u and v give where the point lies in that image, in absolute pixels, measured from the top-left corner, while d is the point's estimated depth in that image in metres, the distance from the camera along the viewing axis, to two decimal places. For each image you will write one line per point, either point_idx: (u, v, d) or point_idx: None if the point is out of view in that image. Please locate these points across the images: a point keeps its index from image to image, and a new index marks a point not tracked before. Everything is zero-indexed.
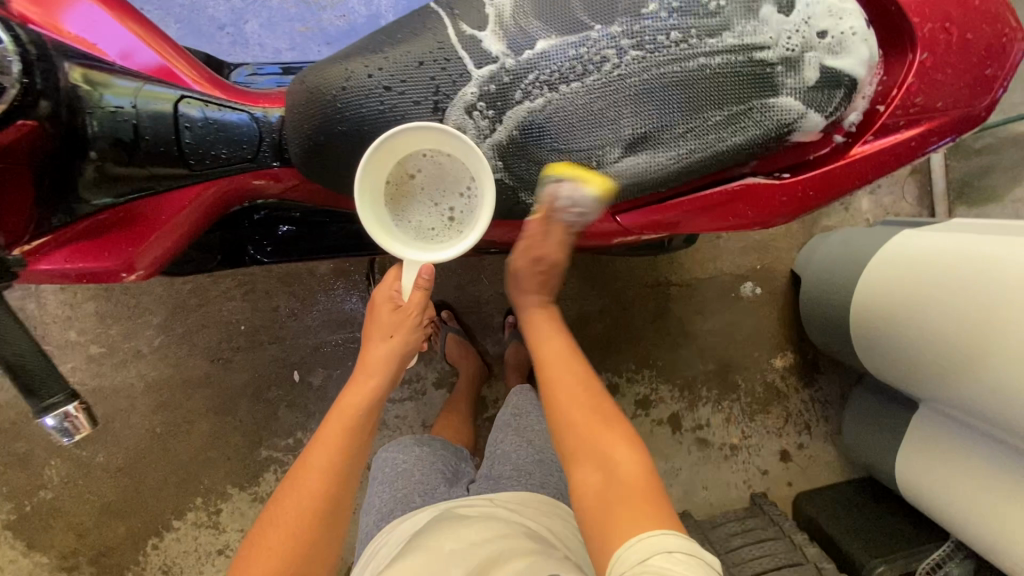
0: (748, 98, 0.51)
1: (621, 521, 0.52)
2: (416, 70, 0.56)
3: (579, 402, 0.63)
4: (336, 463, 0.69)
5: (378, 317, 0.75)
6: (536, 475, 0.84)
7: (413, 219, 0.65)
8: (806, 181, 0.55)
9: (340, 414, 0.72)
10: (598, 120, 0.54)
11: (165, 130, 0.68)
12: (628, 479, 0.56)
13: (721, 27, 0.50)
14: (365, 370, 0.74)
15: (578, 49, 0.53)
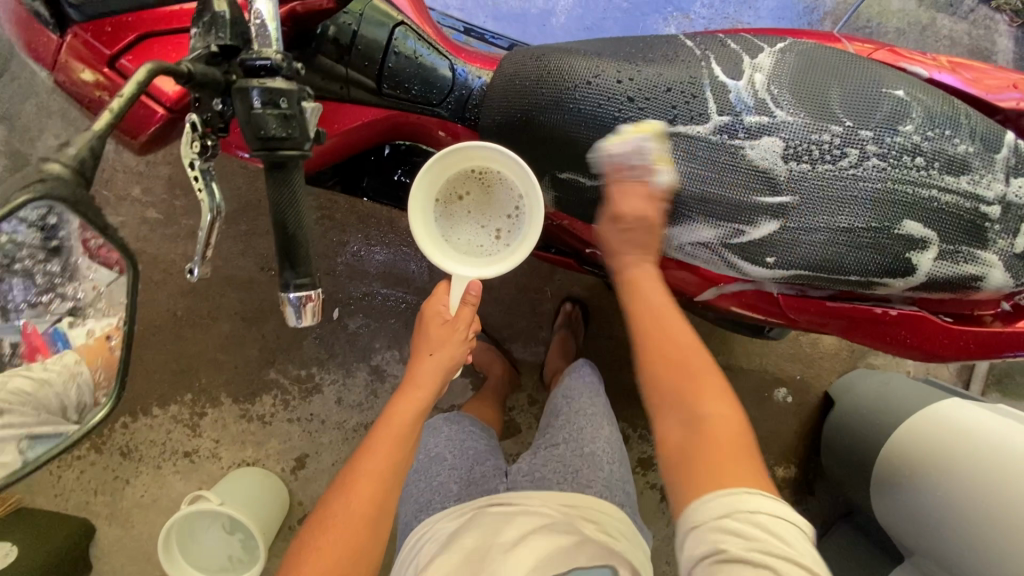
0: (960, 242, 0.53)
1: (702, 470, 0.55)
2: (663, 93, 0.58)
3: (674, 347, 0.63)
4: (389, 471, 0.72)
5: (428, 332, 0.80)
6: (584, 472, 0.92)
7: (465, 238, 0.70)
8: (970, 333, 0.58)
9: (388, 427, 0.75)
10: (814, 205, 0.55)
11: (375, 48, 0.69)
12: (715, 432, 0.57)
13: (963, 170, 0.53)
14: (415, 384, 0.78)
15: (822, 137, 0.55)
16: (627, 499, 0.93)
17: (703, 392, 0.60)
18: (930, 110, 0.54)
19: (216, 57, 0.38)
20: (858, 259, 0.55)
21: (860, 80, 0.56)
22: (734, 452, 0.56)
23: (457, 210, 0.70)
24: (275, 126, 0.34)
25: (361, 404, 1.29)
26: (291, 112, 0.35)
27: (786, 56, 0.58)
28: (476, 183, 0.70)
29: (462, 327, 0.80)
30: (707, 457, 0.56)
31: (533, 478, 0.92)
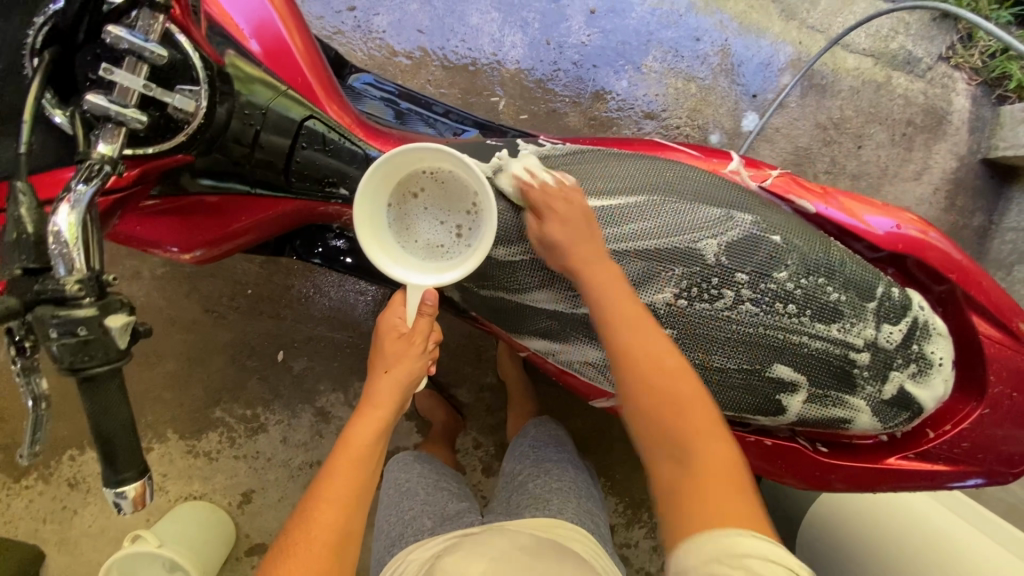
0: (829, 387, 0.55)
1: (703, 507, 0.46)
2: (539, 222, 0.59)
3: (650, 359, 0.53)
4: (349, 496, 0.68)
5: (384, 347, 0.73)
6: (554, 502, 0.87)
7: (422, 238, 0.68)
8: (847, 466, 0.64)
9: (345, 459, 0.70)
10: (691, 343, 0.55)
11: (282, 142, 0.68)
12: (707, 463, 0.49)
13: (833, 318, 0.54)
14: (373, 403, 0.72)
15: (700, 276, 0.55)
16: (596, 528, 0.87)
17: (690, 434, 0.51)
18: (806, 255, 0.54)
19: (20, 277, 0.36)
20: (732, 397, 0.56)
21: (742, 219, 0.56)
22: (720, 492, 0.47)
23: (412, 211, 0.67)
24: (72, 357, 0.34)
25: (306, 443, 1.31)
26: (90, 335, 0.34)
27: (670, 185, 0.59)
28: (428, 182, 0.67)
29: (421, 340, 0.73)
30: (685, 498, 0.48)
31: (507, 512, 0.89)
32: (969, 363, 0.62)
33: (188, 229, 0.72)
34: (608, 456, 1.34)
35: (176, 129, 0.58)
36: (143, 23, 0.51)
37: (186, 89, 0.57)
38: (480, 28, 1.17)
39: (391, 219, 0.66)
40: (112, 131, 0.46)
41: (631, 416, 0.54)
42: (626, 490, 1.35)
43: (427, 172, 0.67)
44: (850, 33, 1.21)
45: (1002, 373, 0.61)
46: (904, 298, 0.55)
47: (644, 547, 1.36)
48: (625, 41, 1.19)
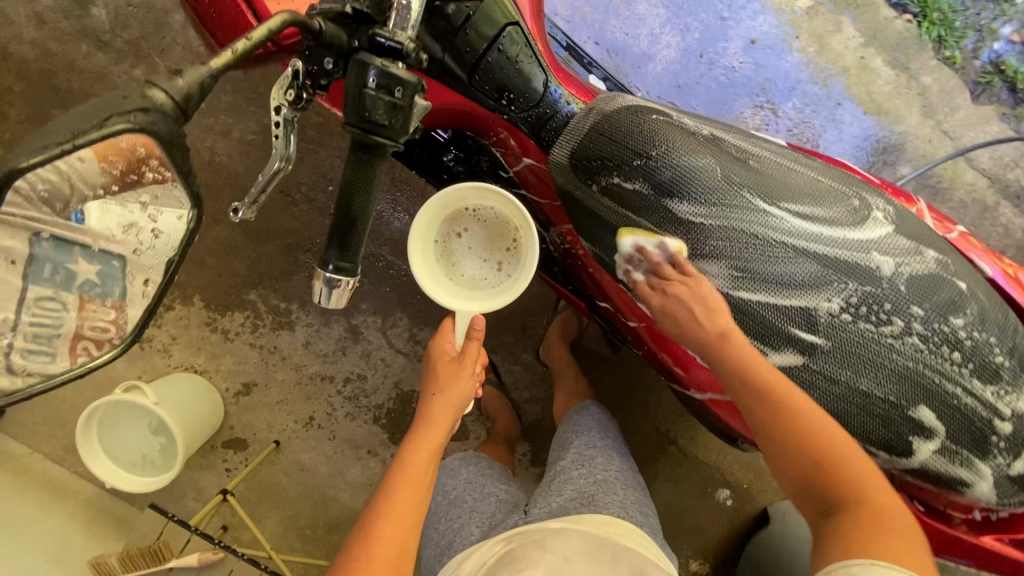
0: (962, 445, 0.55)
1: (867, 542, 0.51)
2: (724, 187, 0.59)
3: (777, 382, 0.56)
4: (417, 505, 0.79)
5: (438, 370, 0.88)
6: (600, 497, 0.92)
7: (467, 270, 0.80)
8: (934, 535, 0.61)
9: (405, 475, 0.80)
10: (846, 359, 0.55)
11: (480, 39, 0.68)
12: (859, 491, 0.54)
13: (991, 379, 0.54)
14: (429, 422, 0.85)
15: (874, 296, 0.55)
16: (645, 520, 0.92)
17: (816, 448, 0.55)
18: (985, 312, 0.55)
19: (347, 17, 0.43)
20: (864, 422, 0.56)
21: (933, 259, 0.56)
22: (878, 522, 0.52)
23: (457, 245, 0.80)
24: (380, 112, 0.38)
25: (327, 355, 1.28)
26: (401, 102, 0.38)
27: (865, 202, 0.59)
28: (472, 220, 0.80)
29: (470, 363, 0.89)
30: (853, 532, 0.52)
31: (551, 508, 0.92)
32: None
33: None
34: None
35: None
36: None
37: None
38: (644, 19, 1.17)
39: (440, 254, 0.79)
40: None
41: (753, 429, 0.58)
42: None
43: (471, 210, 0.79)
44: (978, 149, 1.24)
45: None
46: None
47: None
48: (772, 80, 1.20)
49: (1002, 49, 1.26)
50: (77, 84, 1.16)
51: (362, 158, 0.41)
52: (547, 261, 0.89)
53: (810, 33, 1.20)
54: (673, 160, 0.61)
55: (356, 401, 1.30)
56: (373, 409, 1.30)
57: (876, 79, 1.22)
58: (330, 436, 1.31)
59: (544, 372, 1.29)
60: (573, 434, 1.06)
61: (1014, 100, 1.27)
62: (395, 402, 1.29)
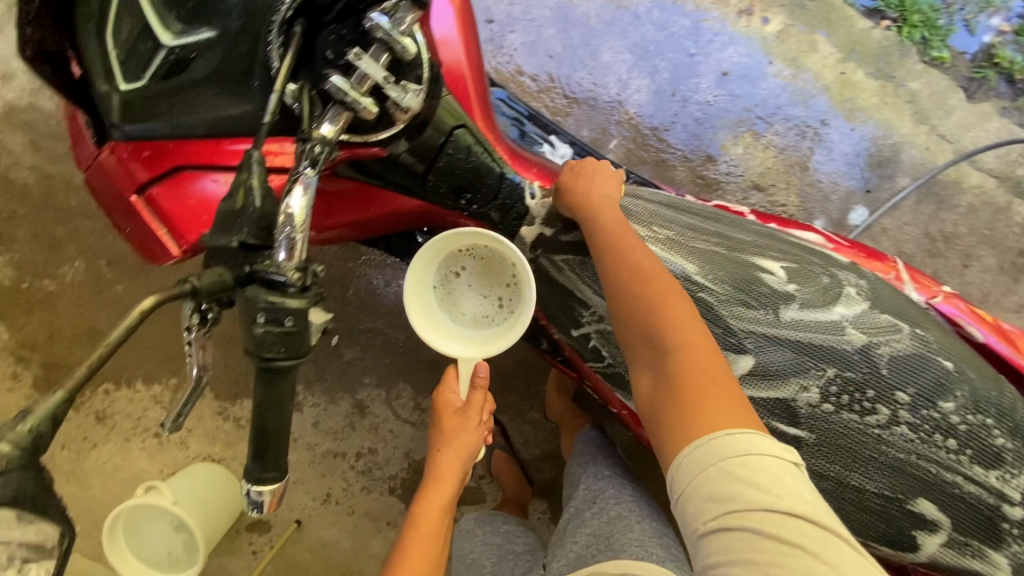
0: (974, 537, 0.60)
1: (713, 414, 0.55)
2: (702, 292, 0.63)
3: (666, 287, 0.62)
4: (429, 563, 0.89)
5: (445, 422, 0.93)
6: (613, 539, 0.90)
7: (467, 310, 0.75)
8: None
9: (419, 534, 0.90)
10: (847, 457, 0.61)
11: (431, 146, 0.67)
12: (690, 366, 0.58)
13: (992, 464, 0.59)
14: (440, 478, 0.93)
15: (862, 391, 0.60)
16: (668, 556, 0.88)
17: (670, 327, 0.60)
18: (977, 396, 0.60)
19: (234, 251, 0.39)
20: (870, 511, 0.62)
21: (915, 337, 0.61)
22: (712, 390, 0.56)
23: (455, 287, 0.76)
24: (272, 346, 0.39)
25: (336, 432, 1.28)
26: (294, 328, 0.39)
27: (836, 279, 0.64)
28: (471, 260, 0.75)
29: (475, 414, 0.92)
30: (685, 395, 0.57)
31: (571, 560, 0.90)
32: None
33: (326, 211, 0.70)
34: None
35: (389, 123, 0.57)
36: (398, 15, 0.52)
37: (411, 87, 0.55)
38: (610, 66, 1.16)
39: (437, 300, 0.74)
40: (338, 114, 0.49)
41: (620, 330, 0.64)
42: None
43: (467, 251, 0.74)
44: (981, 150, 1.17)
45: None
46: None
47: None
48: (751, 109, 1.17)
49: (992, 41, 1.20)
50: (76, 202, 1.22)
51: (271, 379, 0.41)
52: (535, 334, 0.89)
53: (784, 55, 1.17)
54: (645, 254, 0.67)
55: (371, 474, 1.30)
56: (388, 480, 1.30)
57: (860, 91, 1.18)
58: (349, 511, 1.31)
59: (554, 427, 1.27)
60: (582, 468, 1.07)
61: (1013, 91, 1.20)
62: (408, 472, 1.30)
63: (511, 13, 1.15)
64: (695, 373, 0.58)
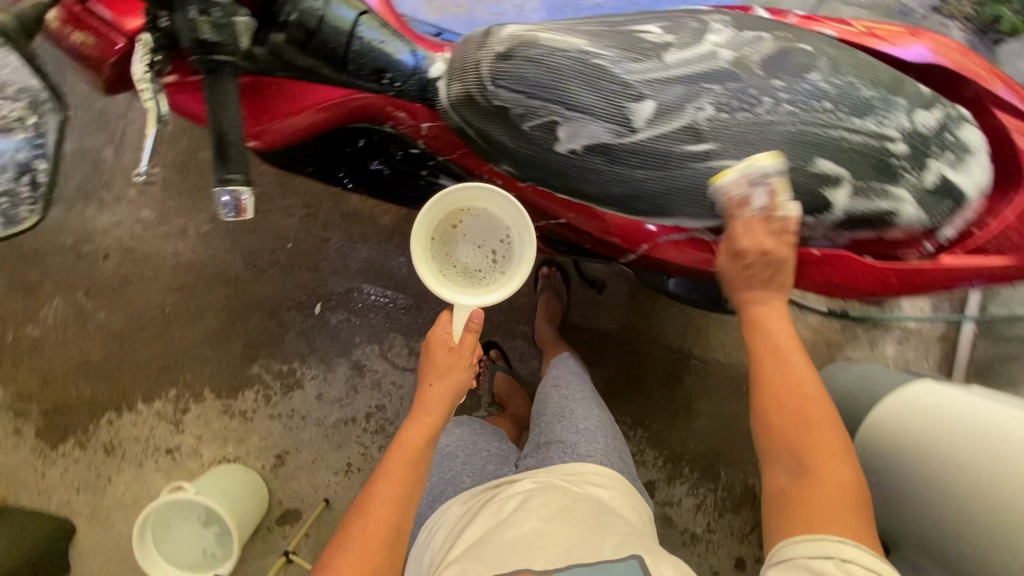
0: (871, 180, 0.59)
1: (827, 518, 0.58)
2: (567, 54, 0.63)
3: (819, 408, 0.64)
4: (402, 496, 0.76)
5: (435, 358, 0.82)
6: (582, 445, 0.95)
7: (461, 261, 0.84)
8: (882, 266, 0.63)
9: (395, 460, 0.77)
10: (740, 150, 0.60)
11: (339, 33, 0.74)
12: (836, 483, 0.60)
13: (869, 111, 0.57)
14: (425, 409, 0.81)
15: (736, 90, 0.60)
16: (624, 467, 0.96)
17: (833, 457, 0.62)
18: (842, 57, 0.58)
19: None
20: (777, 196, 0.60)
21: (773, 39, 0.61)
22: (835, 500, 0.59)
23: (453, 237, 0.84)
24: (209, 32, 0.48)
25: (341, 399, 1.31)
26: (223, 22, 0.48)
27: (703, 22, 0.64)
28: (469, 217, 0.83)
29: (469, 353, 0.83)
30: (798, 505, 0.60)
31: (537, 458, 0.96)
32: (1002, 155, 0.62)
33: (262, 112, 0.81)
34: (643, 406, 1.35)
35: None
36: None
37: None
38: None
39: (435, 245, 0.83)
40: None
41: (759, 424, 0.67)
42: (661, 442, 1.36)
43: (472, 209, 0.83)
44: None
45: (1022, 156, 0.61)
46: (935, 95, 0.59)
47: (687, 505, 1.35)
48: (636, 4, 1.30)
49: None
50: (44, 243, 1.27)
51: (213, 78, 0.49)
52: None
53: None
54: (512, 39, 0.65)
55: (385, 432, 1.32)
56: None
57: None
58: None
59: None
60: (555, 390, 1.08)
61: None
62: None
63: None
64: (828, 490, 0.60)
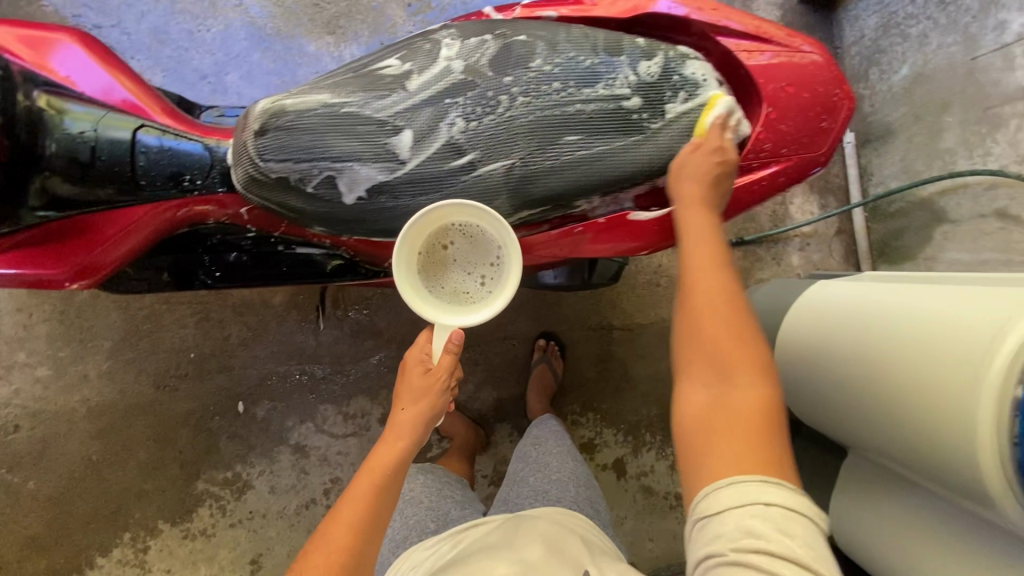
0: (621, 139, 0.63)
1: (725, 451, 0.54)
2: (318, 112, 0.65)
3: (715, 313, 0.60)
4: (367, 522, 0.65)
5: (410, 380, 0.72)
6: (553, 492, 0.97)
7: (447, 283, 0.65)
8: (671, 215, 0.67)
9: (363, 481, 0.68)
10: (499, 148, 0.62)
11: (120, 152, 0.75)
12: (742, 407, 0.56)
13: (595, 81, 0.63)
14: (395, 432, 0.71)
15: (475, 96, 0.63)
16: (596, 514, 0.95)
17: (734, 374, 0.57)
18: (555, 43, 0.64)
19: None
20: (547, 178, 0.63)
21: (496, 37, 0.64)
22: (748, 438, 0.54)
23: (441, 259, 0.65)
24: None
25: (294, 485, 1.30)
26: None
27: (433, 39, 0.66)
28: (458, 234, 0.64)
29: (446, 376, 0.72)
30: (709, 423, 0.57)
31: (509, 506, 0.98)
32: (737, 74, 0.66)
33: (68, 254, 0.78)
34: (586, 391, 1.36)
35: None
36: None
37: None
38: (320, 53, 1.28)
39: (422, 265, 0.64)
40: None
41: (681, 360, 0.61)
42: (616, 418, 1.36)
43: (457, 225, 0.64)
44: None
45: (765, 71, 0.64)
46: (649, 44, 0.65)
47: (661, 469, 1.36)
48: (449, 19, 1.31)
49: None
50: None
51: None
52: (352, 269, 0.99)
53: None
54: (263, 112, 0.66)
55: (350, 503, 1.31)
56: None
57: None
58: None
59: (471, 357, 1.34)
60: (534, 447, 1.09)
61: None
62: None
63: (216, 61, 1.26)
64: (737, 417, 0.56)
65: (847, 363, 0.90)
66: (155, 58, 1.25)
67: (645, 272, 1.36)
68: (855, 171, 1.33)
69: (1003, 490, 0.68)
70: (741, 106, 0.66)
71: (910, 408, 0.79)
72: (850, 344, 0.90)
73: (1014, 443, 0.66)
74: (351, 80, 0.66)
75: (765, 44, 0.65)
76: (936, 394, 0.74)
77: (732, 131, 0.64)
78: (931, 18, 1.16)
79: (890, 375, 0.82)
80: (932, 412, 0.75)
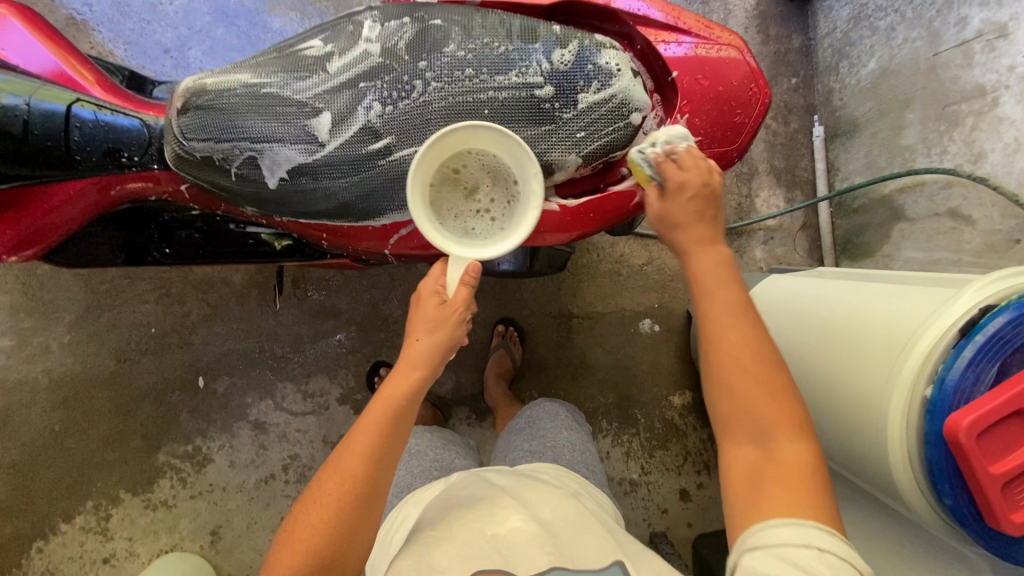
0: (533, 126, 0.67)
1: (772, 501, 0.55)
2: (238, 93, 0.67)
3: (756, 380, 0.59)
4: (377, 458, 0.61)
5: (422, 309, 0.64)
6: (550, 452, 0.91)
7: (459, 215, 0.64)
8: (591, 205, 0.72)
9: (374, 416, 0.62)
10: (415, 133, 0.66)
11: (55, 127, 0.74)
12: (787, 460, 0.57)
13: (507, 68, 0.66)
14: (407, 362, 0.63)
15: (390, 80, 0.66)
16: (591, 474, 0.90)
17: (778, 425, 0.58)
18: (469, 30, 0.67)
19: None
20: None
21: (414, 20, 0.67)
22: (795, 485, 0.56)
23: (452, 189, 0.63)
24: None
25: (254, 461, 1.32)
26: None
27: (353, 22, 0.68)
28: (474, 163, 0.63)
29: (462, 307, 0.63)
30: (752, 484, 0.57)
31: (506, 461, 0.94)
32: (656, 69, 0.72)
33: (3, 224, 0.79)
34: (544, 376, 1.37)
35: None
36: None
37: None
38: (283, 29, 1.27)
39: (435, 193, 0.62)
40: None
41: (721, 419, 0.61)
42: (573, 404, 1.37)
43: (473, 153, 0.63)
44: None
45: (680, 67, 0.70)
46: (562, 32, 0.68)
47: (616, 456, 1.36)
48: None
49: None
50: None
51: None
52: (299, 248, 1.00)
53: None
54: (185, 92, 0.67)
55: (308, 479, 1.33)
56: None
57: None
58: None
59: None
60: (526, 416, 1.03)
61: None
62: None
63: (179, 35, 1.25)
64: (782, 471, 0.57)
65: (784, 354, 0.90)
66: (117, 30, 1.24)
67: (605, 261, 1.37)
68: (823, 166, 1.33)
69: (912, 489, 0.68)
70: (661, 99, 0.72)
71: (832, 396, 0.80)
72: (787, 337, 0.90)
73: (922, 444, 0.66)
74: (273, 62, 0.68)
75: (682, 35, 0.71)
76: (852, 381, 0.75)
77: (634, 125, 0.69)
78: (898, 10, 1.13)
79: (817, 363, 0.83)
80: (853, 399, 0.75)
